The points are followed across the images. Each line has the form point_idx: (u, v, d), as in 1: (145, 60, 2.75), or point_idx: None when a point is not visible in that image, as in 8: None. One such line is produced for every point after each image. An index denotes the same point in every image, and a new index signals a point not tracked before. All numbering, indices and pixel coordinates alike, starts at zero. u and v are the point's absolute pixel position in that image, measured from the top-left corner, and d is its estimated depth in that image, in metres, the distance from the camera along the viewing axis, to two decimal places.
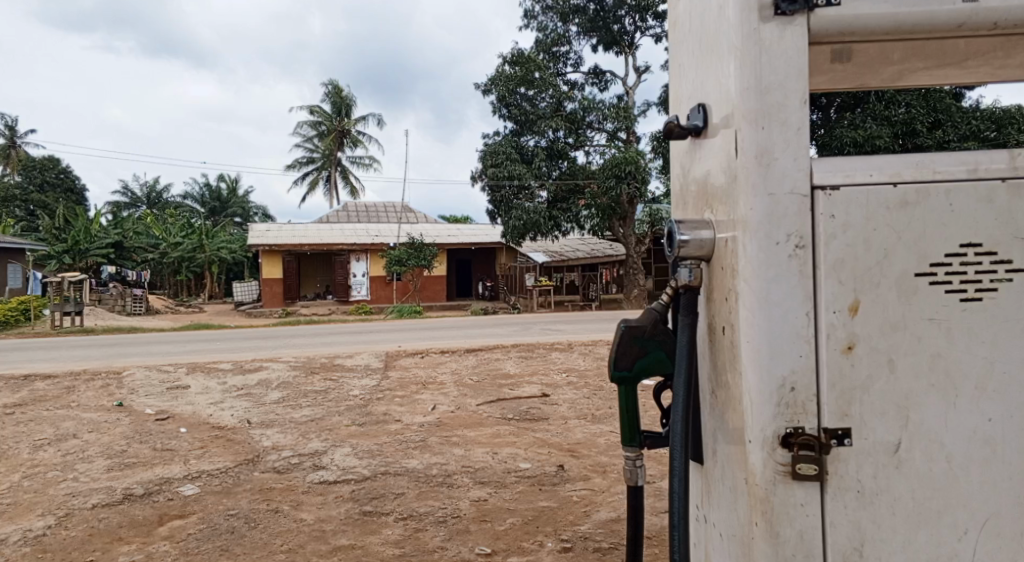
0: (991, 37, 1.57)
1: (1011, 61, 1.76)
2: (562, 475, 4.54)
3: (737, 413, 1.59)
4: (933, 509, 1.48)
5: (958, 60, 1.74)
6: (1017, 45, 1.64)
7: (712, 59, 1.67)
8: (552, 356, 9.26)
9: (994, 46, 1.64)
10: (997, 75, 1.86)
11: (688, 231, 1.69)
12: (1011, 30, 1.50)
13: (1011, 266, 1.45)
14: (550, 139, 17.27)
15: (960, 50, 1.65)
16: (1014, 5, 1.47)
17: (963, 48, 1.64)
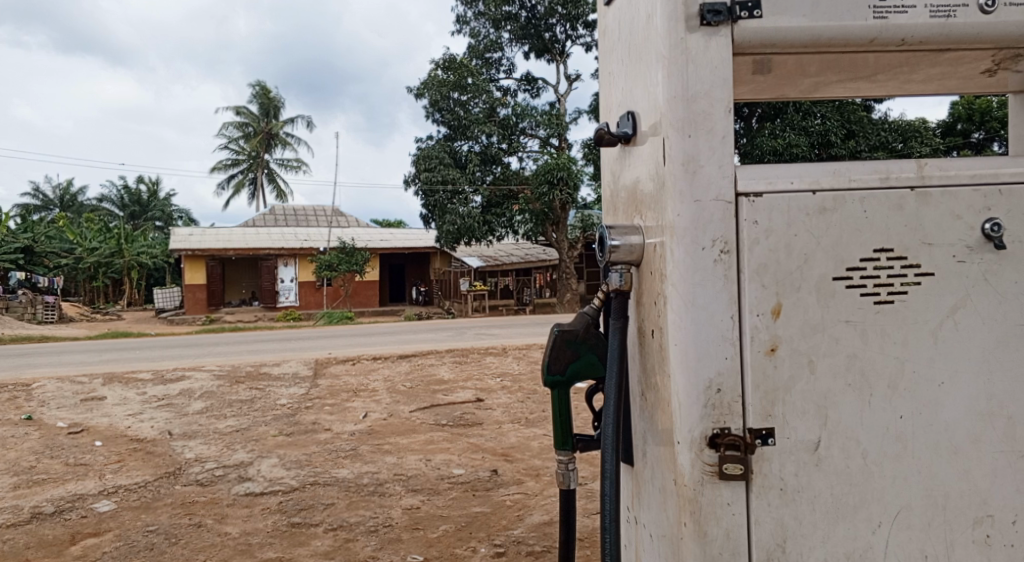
0: (899, 54, 1.64)
1: (917, 76, 1.85)
2: (496, 480, 4.54)
3: (666, 414, 1.61)
4: (851, 504, 1.53)
5: (869, 74, 1.81)
6: (922, 62, 1.71)
7: (641, 67, 1.69)
8: (485, 360, 9.27)
9: (901, 62, 1.72)
10: (903, 87, 1.95)
11: (618, 236, 1.71)
12: (918, 46, 1.57)
13: (920, 269, 1.51)
14: (483, 144, 17.26)
15: (870, 65, 1.72)
16: (920, 23, 1.54)
17: (873, 62, 1.71)
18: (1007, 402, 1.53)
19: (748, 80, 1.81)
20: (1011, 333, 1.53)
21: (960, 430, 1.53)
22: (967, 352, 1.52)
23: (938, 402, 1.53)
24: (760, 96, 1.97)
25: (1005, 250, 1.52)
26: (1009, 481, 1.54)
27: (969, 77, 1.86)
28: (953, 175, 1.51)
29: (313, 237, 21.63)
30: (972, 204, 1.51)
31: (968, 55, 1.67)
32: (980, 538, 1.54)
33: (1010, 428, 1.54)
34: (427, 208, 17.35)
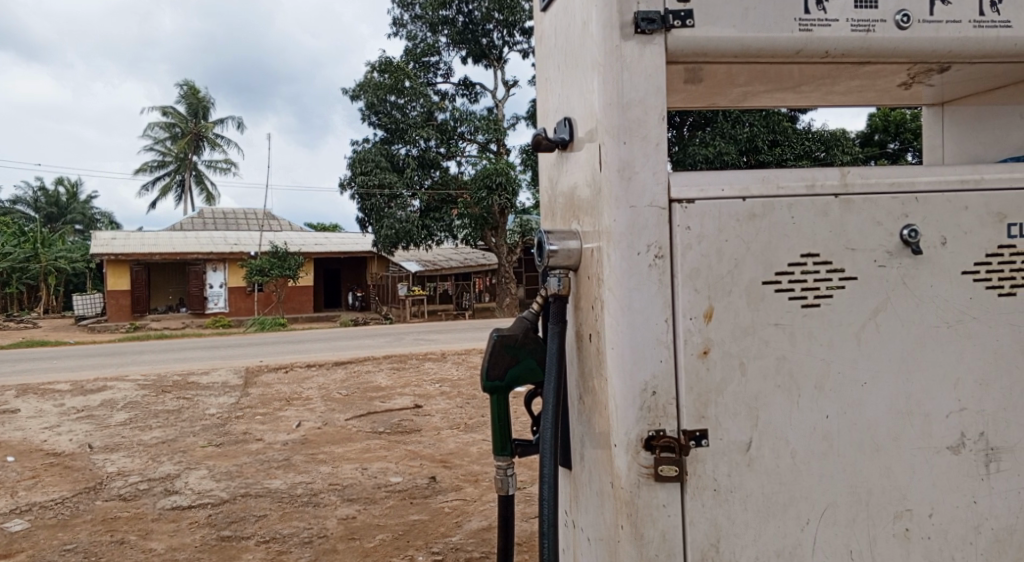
0: (824, 66, 1.68)
1: (838, 88, 1.90)
2: (434, 487, 4.50)
3: (603, 417, 1.62)
4: (780, 502, 1.56)
5: (793, 85, 1.86)
6: (843, 74, 1.77)
7: (577, 74, 1.70)
8: (424, 366, 9.22)
9: (825, 74, 1.76)
10: (827, 98, 2.01)
11: (556, 241, 1.70)
12: (841, 58, 1.62)
13: (844, 273, 1.55)
14: (421, 148, 17.21)
15: (795, 76, 1.76)
16: (843, 37, 1.58)
17: (797, 73, 1.75)
18: (925, 400, 1.59)
19: (678, 89, 1.84)
20: (928, 334, 1.58)
21: (882, 428, 1.58)
22: (889, 353, 1.57)
23: (860, 402, 1.57)
24: (691, 104, 2.00)
25: (922, 255, 1.57)
26: (928, 477, 1.59)
27: (887, 89, 1.92)
28: (875, 183, 1.56)
29: (245, 241, 21.16)
30: (891, 211, 1.56)
31: (885, 70, 1.73)
32: (900, 533, 1.59)
33: (928, 425, 1.59)
34: (363, 211, 17.11)
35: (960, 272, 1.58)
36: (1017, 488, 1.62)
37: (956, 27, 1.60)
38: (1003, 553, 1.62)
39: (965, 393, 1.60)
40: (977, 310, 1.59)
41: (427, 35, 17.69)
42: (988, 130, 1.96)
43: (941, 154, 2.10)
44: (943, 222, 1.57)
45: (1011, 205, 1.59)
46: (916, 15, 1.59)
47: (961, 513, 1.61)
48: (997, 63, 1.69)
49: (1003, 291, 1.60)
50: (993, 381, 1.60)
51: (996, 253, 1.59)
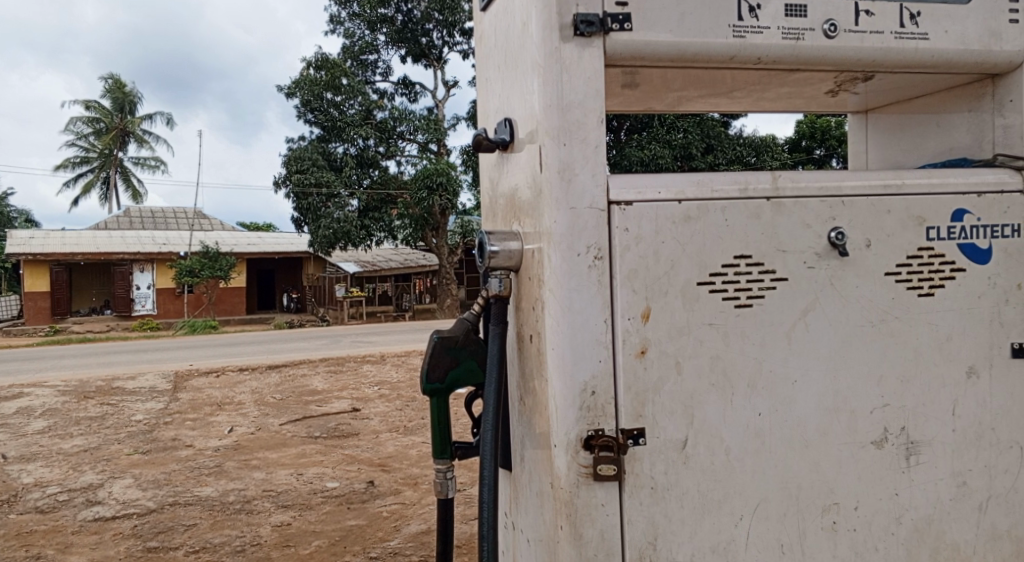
0: (756, 72, 1.71)
1: (769, 94, 1.94)
2: (372, 491, 4.43)
3: (543, 418, 1.61)
4: (715, 499, 1.57)
5: (727, 91, 1.88)
6: (774, 81, 1.80)
7: (517, 75, 1.68)
8: (362, 368, 9.09)
9: (757, 81, 1.79)
10: (758, 104, 2.04)
11: (497, 242, 1.68)
12: (772, 65, 1.64)
13: (776, 274, 1.58)
14: (360, 147, 17.02)
15: (728, 81, 1.78)
16: (774, 44, 1.60)
17: (730, 79, 1.77)
18: (851, 397, 1.62)
19: (617, 93, 1.85)
20: (854, 333, 1.62)
21: (811, 425, 1.61)
22: (817, 351, 1.60)
23: (791, 400, 1.60)
24: (628, 108, 2.01)
25: (848, 257, 1.61)
26: (853, 471, 1.63)
27: (815, 96, 1.97)
28: (804, 187, 1.59)
29: (174, 241, 20.56)
30: (819, 213, 1.59)
31: (814, 77, 1.76)
32: (828, 525, 1.62)
33: (853, 420, 1.63)
34: (298, 211, 16.82)
35: (883, 274, 1.63)
36: (936, 480, 1.67)
37: (880, 36, 1.65)
38: (923, 543, 1.67)
39: (888, 390, 1.64)
40: (899, 310, 1.64)
41: (366, 32, 17.49)
42: (908, 138, 2.01)
43: (865, 160, 2.16)
44: (868, 225, 1.62)
45: (931, 209, 1.64)
46: (843, 25, 1.63)
47: (884, 505, 1.65)
48: (918, 73, 1.74)
49: (923, 291, 1.65)
50: (913, 378, 1.65)
51: (917, 253, 1.64)
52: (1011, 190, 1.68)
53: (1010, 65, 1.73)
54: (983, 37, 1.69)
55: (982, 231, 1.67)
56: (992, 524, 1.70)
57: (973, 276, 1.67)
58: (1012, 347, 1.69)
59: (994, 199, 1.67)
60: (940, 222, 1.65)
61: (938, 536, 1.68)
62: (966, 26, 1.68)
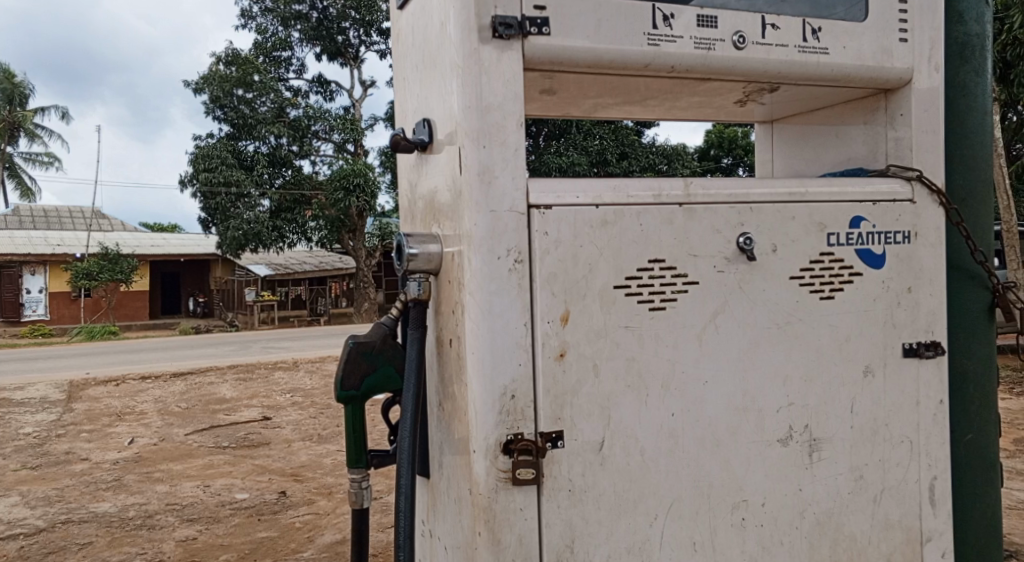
0: (669, 81, 1.72)
1: (682, 103, 1.97)
2: (284, 502, 4.30)
3: (462, 423, 1.58)
4: (631, 499, 1.57)
5: (641, 98, 1.90)
6: (684, 90, 1.82)
7: (435, 75, 1.65)
8: (274, 375, 8.84)
9: (669, 90, 1.81)
10: (670, 112, 2.07)
11: (416, 244, 1.63)
12: (684, 74, 1.66)
13: (688, 278, 1.59)
14: (271, 144, 16.63)
15: (642, 89, 1.80)
16: (688, 55, 1.62)
17: (644, 88, 1.78)
18: (759, 396, 1.66)
19: (534, 98, 1.84)
20: (762, 335, 1.65)
21: (721, 424, 1.63)
22: (727, 352, 1.63)
23: (702, 400, 1.62)
24: (547, 113, 2.00)
25: (756, 261, 1.64)
26: (761, 469, 1.67)
27: (724, 106, 2.00)
28: (714, 194, 1.61)
29: (70, 242, 19.56)
30: (728, 219, 1.62)
31: (723, 87, 1.80)
32: (738, 522, 1.65)
33: (760, 419, 1.66)
34: (206, 211, 16.32)
35: (788, 277, 1.67)
36: (836, 474, 1.72)
37: (784, 50, 1.69)
38: (824, 536, 1.72)
39: (792, 389, 1.68)
40: (803, 312, 1.68)
41: (279, 28, 17.06)
42: (810, 149, 2.08)
43: (770, 169, 2.22)
44: (775, 230, 1.65)
45: (832, 215, 1.70)
46: (750, 37, 1.66)
47: (789, 500, 1.69)
48: (822, 86, 1.80)
49: (825, 294, 1.70)
50: (816, 378, 1.70)
51: (819, 258, 1.69)
52: (902, 199, 1.76)
53: (901, 82, 1.80)
54: (878, 54, 1.76)
55: (877, 237, 1.74)
56: (885, 515, 1.77)
57: (870, 280, 1.73)
58: (903, 347, 1.77)
59: (888, 207, 1.75)
60: (840, 228, 1.70)
61: (837, 529, 1.73)
62: (863, 43, 1.75)
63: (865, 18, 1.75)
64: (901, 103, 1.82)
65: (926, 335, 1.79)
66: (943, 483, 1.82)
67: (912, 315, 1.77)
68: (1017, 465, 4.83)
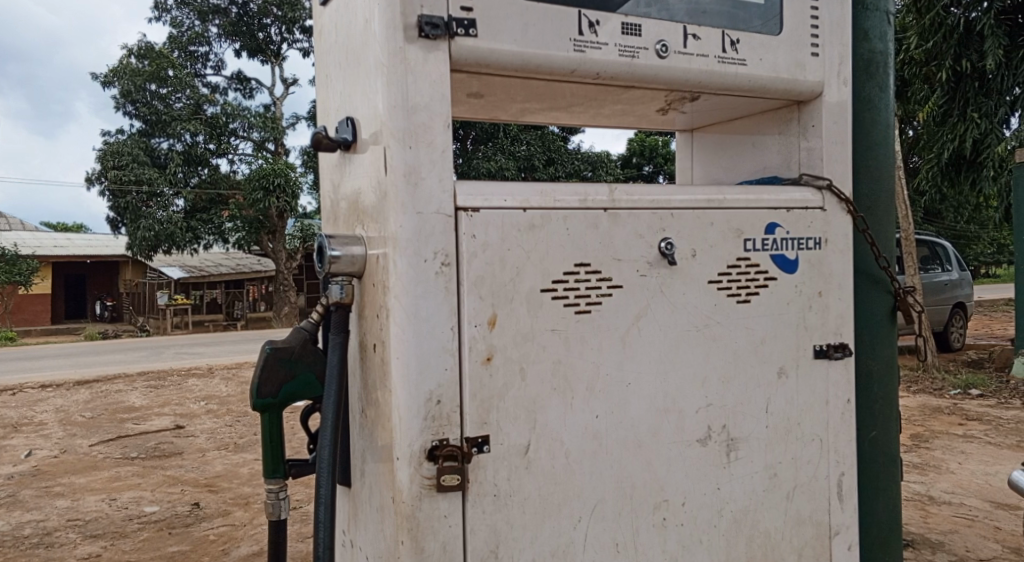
0: (596, 88, 1.72)
1: (605, 110, 1.98)
2: (197, 514, 4.14)
3: (386, 430, 1.54)
4: (555, 502, 1.57)
5: (567, 104, 1.90)
6: (609, 98, 1.83)
7: (359, 73, 1.61)
8: (187, 382, 8.52)
9: (594, 97, 1.82)
10: (595, 119, 2.09)
11: (339, 246, 1.58)
12: (609, 81, 1.66)
13: (612, 282, 1.60)
14: (187, 142, 15.96)
15: (568, 95, 1.80)
16: (613, 63, 1.63)
17: (569, 94, 1.79)
18: (680, 397, 1.67)
19: (460, 101, 1.81)
20: (683, 337, 1.67)
21: (643, 425, 1.64)
22: (649, 353, 1.64)
23: (625, 402, 1.62)
24: (473, 116, 1.98)
25: (677, 266, 1.66)
26: (681, 470, 1.68)
27: (646, 114, 2.02)
28: (637, 200, 1.62)
29: None
30: (651, 224, 1.63)
31: (646, 96, 1.81)
32: (659, 522, 1.66)
33: (681, 420, 1.68)
34: (115, 211, 15.61)
35: (707, 281, 1.69)
36: (752, 473, 1.75)
37: (706, 61, 1.72)
38: (741, 534, 1.75)
39: (710, 390, 1.70)
40: (720, 315, 1.71)
41: (195, 23, 16.53)
42: (727, 157, 2.12)
43: (690, 176, 2.25)
44: (694, 236, 1.67)
45: (748, 221, 1.73)
46: (672, 46, 1.68)
47: (709, 499, 1.71)
48: (739, 96, 1.83)
49: (741, 298, 1.73)
50: (734, 379, 1.73)
51: (735, 263, 1.72)
52: (814, 207, 1.81)
53: (813, 94, 1.85)
54: (791, 67, 1.81)
55: (790, 243, 1.78)
56: (798, 511, 1.81)
57: (783, 284, 1.78)
58: (814, 348, 1.82)
59: (800, 215, 1.79)
60: (756, 234, 1.74)
61: (753, 526, 1.76)
62: (777, 57, 1.79)
63: (780, 32, 1.80)
64: (813, 115, 1.87)
65: (836, 337, 1.84)
66: (850, 478, 1.88)
67: (823, 318, 1.83)
68: (914, 459, 5.07)
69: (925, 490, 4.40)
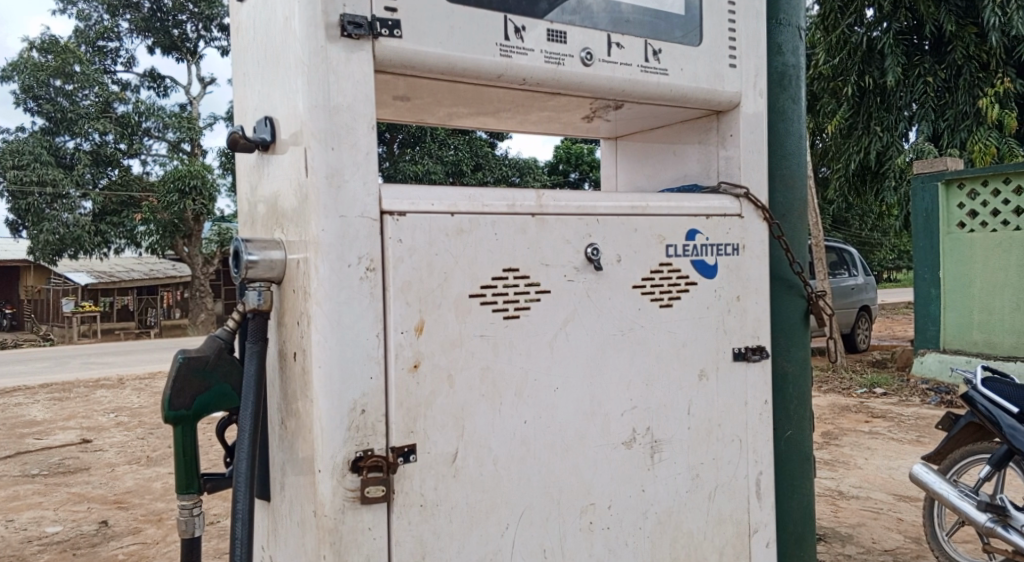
0: (522, 94, 1.71)
1: (531, 117, 1.98)
2: (105, 533, 3.95)
3: (306, 442, 1.48)
4: (483, 510, 1.54)
5: (494, 110, 1.88)
6: (535, 104, 1.83)
7: (278, 71, 1.56)
8: (95, 394, 8.14)
9: (519, 104, 1.81)
10: (521, 126, 2.08)
11: (256, 250, 1.52)
12: (535, 87, 1.66)
13: (540, 287, 1.59)
14: (95, 141, 15.34)
15: (494, 101, 1.78)
16: (539, 69, 1.62)
17: (495, 99, 1.77)
18: (605, 401, 1.67)
19: (384, 103, 1.78)
20: (609, 341, 1.67)
21: (570, 429, 1.63)
22: (576, 357, 1.63)
23: (552, 407, 1.61)
24: (397, 119, 1.94)
25: (603, 271, 1.66)
26: (606, 472, 1.68)
27: (571, 121, 2.02)
28: (565, 206, 1.61)
29: None
30: (578, 230, 1.63)
31: (571, 103, 1.82)
32: (585, 525, 1.66)
33: (606, 424, 1.68)
34: (16, 213, 14.92)
35: (631, 286, 1.70)
36: (675, 473, 1.77)
37: (629, 69, 1.73)
38: (665, 535, 1.76)
39: (636, 393, 1.71)
40: (644, 319, 1.72)
41: (104, 16, 15.95)
42: (649, 166, 2.14)
43: (614, 183, 2.26)
44: (620, 242, 1.68)
45: (670, 228, 1.75)
46: (597, 54, 1.69)
47: (633, 501, 1.72)
48: (662, 105, 1.85)
49: (664, 303, 1.74)
50: (658, 381, 1.74)
51: (659, 269, 1.73)
52: (731, 215, 1.84)
53: (731, 104, 1.89)
54: (710, 78, 1.84)
55: (710, 249, 1.81)
56: (719, 510, 1.84)
57: (704, 289, 1.80)
58: (733, 351, 1.85)
59: (720, 221, 1.82)
60: (677, 240, 1.76)
61: (677, 527, 1.78)
62: (698, 66, 1.82)
63: (700, 43, 1.83)
64: (731, 125, 1.91)
65: (753, 340, 1.88)
66: (767, 477, 1.92)
67: (741, 321, 1.86)
68: (826, 456, 5.25)
69: (835, 486, 4.56)
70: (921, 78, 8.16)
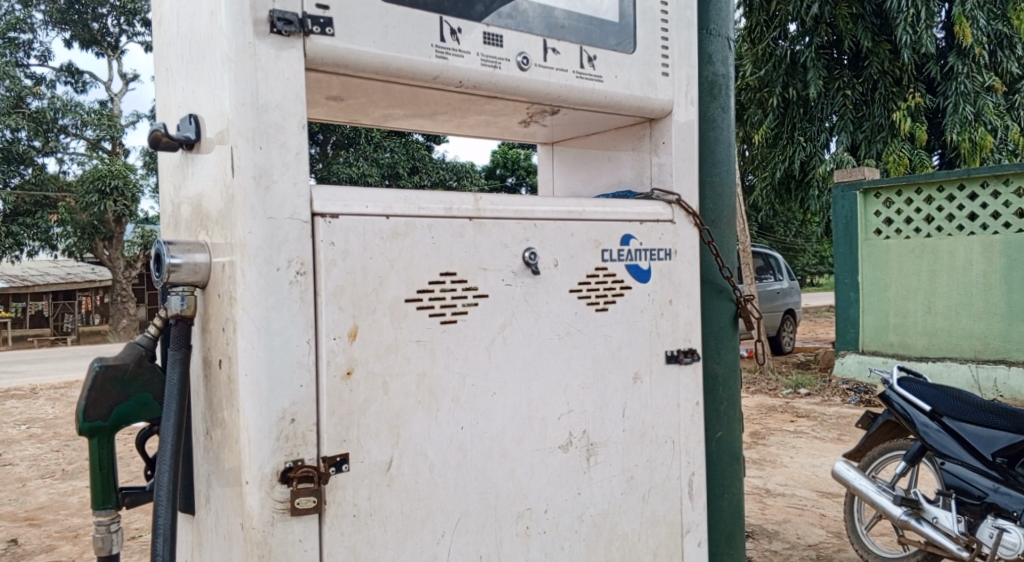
0: (459, 96, 1.69)
1: (468, 120, 1.96)
2: (15, 551, 3.75)
3: (233, 452, 1.43)
4: (418, 518, 1.51)
5: (430, 112, 1.86)
6: (470, 107, 1.81)
7: (202, 67, 1.50)
8: (5, 404, 7.73)
9: (456, 106, 1.79)
10: (457, 129, 2.06)
11: (179, 253, 1.45)
12: (471, 89, 1.64)
13: (477, 291, 1.57)
14: (7, 138, 14.61)
15: (429, 103, 1.75)
16: (475, 71, 1.60)
17: (430, 101, 1.74)
18: (542, 406, 1.66)
19: (317, 103, 1.73)
20: (545, 346, 1.66)
21: (506, 434, 1.62)
22: (513, 362, 1.62)
23: (489, 412, 1.59)
24: (330, 119, 1.89)
25: (540, 275, 1.65)
26: (542, 476, 1.67)
27: (508, 125, 2.01)
28: (502, 210, 1.60)
29: None
30: (515, 234, 1.61)
31: (507, 107, 1.80)
32: (521, 531, 1.64)
33: (543, 428, 1.67)
34: None
35: (568, 291, 1.69)
36: (609, 476, 1.77)
37: (564, 75, 1.72)
38: (599, 537, 1.76)
39: (572, 397, 1.71)
40: (581, 323, 1.72)
41: (17, 7, 15.24)
42: (585, 171, 2.15)
43: (550, 188, 2.25)
44: (557, 246, 1.67)
45: (606, 233, 1.75)
46: (533, 59, 1.68)
47: (569, 505, 1.71)
48: (596, 112, 1.86)
49: (600, 306, 1.75)
50: (594, 385, 1.74)
51: (594, 273, 1.73)
52: (665, 219, 1.86)
53: (663, 112, 1.91)
54: (643, 85, 1.85)
55: (644, 253, 1.82)
56: (652, 511, 1.85)
57: (638, 293, 1.81)
58: (666, 353, 1.86)
59: (653, 227, 1.84)
60: (613, 244, 1.76)
61: (612, 529, 1.78)
62: (631, 73, 1.83)
63: (635, 50, 1.84)
64: (664, 132, 1.93)
65: (685, 343, 1.90)
66: (699, 477, 1.94)
67: (674, 325, 1.88)
68: (753, 455, 5.37)
69: (762, 484, 4.67)
70: (841, 92, 8.45)
